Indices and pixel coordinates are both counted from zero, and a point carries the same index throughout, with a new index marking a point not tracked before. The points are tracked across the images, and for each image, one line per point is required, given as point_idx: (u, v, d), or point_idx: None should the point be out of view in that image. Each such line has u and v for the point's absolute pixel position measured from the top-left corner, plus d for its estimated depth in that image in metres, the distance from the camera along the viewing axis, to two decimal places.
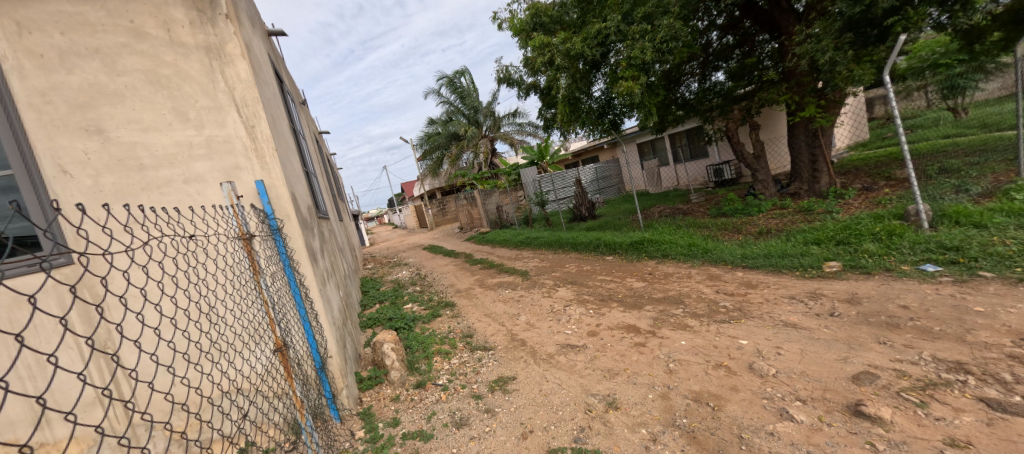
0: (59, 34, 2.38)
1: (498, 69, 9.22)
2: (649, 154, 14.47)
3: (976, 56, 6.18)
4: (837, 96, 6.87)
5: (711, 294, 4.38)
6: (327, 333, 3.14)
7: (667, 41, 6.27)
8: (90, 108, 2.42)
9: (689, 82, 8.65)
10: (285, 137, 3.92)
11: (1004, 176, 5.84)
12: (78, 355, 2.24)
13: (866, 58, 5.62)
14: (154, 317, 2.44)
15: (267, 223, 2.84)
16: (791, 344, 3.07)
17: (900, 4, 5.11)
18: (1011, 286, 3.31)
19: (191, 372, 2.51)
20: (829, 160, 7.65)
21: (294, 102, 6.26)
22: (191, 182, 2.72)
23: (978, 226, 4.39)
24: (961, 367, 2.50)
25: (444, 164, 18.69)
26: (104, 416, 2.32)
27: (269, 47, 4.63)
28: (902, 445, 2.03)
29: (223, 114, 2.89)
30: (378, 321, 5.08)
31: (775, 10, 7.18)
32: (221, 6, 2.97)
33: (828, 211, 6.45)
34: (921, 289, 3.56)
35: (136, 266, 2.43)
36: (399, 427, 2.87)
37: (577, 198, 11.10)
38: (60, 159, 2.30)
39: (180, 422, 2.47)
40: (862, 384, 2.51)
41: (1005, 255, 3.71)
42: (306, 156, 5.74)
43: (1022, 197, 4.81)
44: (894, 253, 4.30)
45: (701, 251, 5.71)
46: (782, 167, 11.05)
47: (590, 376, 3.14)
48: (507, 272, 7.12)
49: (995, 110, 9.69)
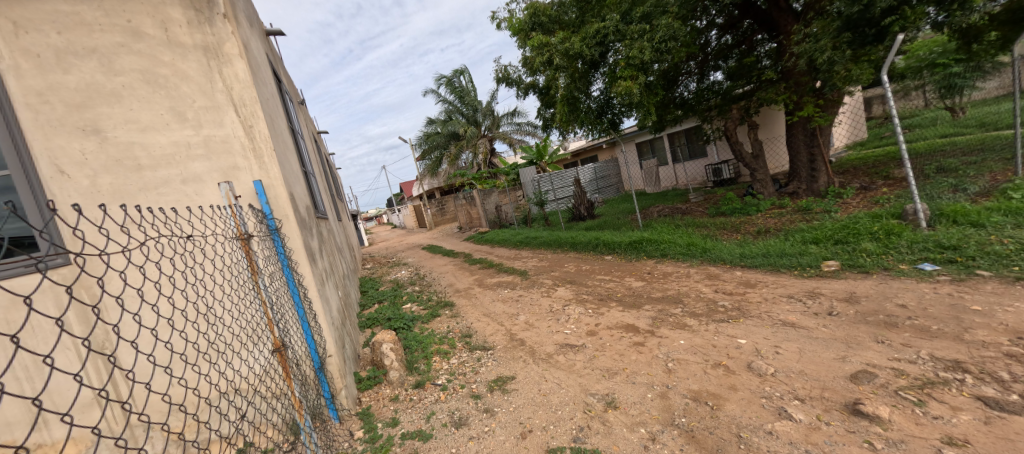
0: (56, 34, 2.37)
1: (497, 68, 9.22)
2: (648, 154, 14.47)
3: (973, 56, 6.19)
4: (835, 96, 6.89)
5: (709, 293, 4.39)
6: (325, 333, 3.14)
7: (666, 41, 6.28)
8: (88, 108, 2.41)
9: (687, 82, 8.61)
10: (284, 137, 3.93)
11: (1001, 175, 5.85)
12: (75, 356, 2.23)
13: (864, 58, 5.62)
14: (151, 318, 2.43)
15: (266, 223, 2.84)
16: (789, 343, 3.08)
17: (898, 3, 5.10)
18: (1008, 285, 3.32)
19: (189, 373, 2.51)
20: (827, 159, 7.67)
21: (292, 102, 6.25)
22: (188, 182, 2.71)
23: (976, 225, 4.41)
24: (958, 366, 2.51)
25: (443, 164, 18.68)
26: (102, 417, 2.31)
27: (266, 47, 4.62)
28: (899, 443, 2.04)
29: (221, 114, 2.89)
30: (376, 321, 5.08)
31: (773, 10, 7.19)
32: (218, 5, 2.98)
33: (827, 211, 6.46)
34: (918, 288, 3.57)
35: (133, 266, 2.42)
36: (397, 427, 2.87)
37: (576, 198, 11.10)
38: (57, 160, 2.29)
39: (178, 423, 2.46)
40: (860, 383, 2.51)
41: (1003, 254, 3.72)
42: (304, 155, 5.73)
43: (1020, 196, 4.83)
44: (892, 252, 4.31)
45: (700, 251, 5.71)
46: (781, 167, 11.06)
47: (589, 376, 3.14)
48: (506, 272, 7.11)
49: (993, 109, 9.73)
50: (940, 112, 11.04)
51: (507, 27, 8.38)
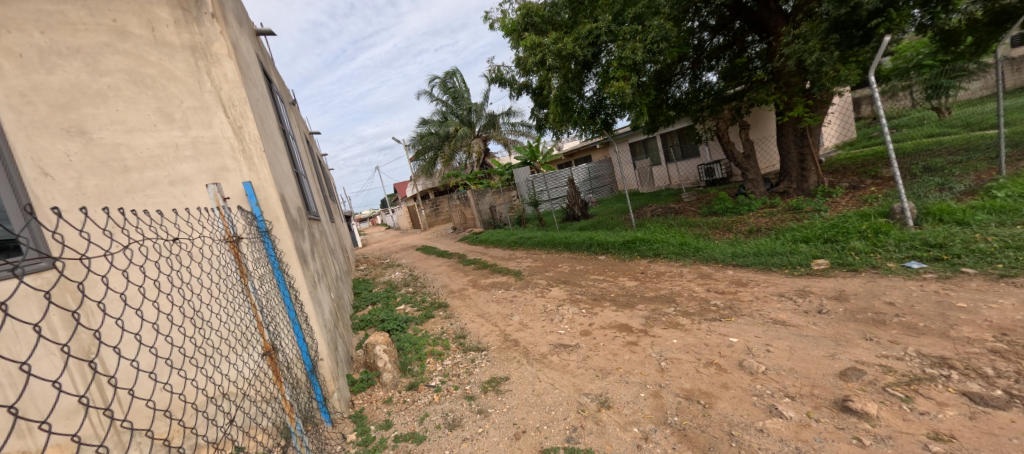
0: (39, 33, 2.32)
1: (490, 69, 9.26)
2: (642, 154, 14.55)
3: (955, 58, 6.40)
4: (824, 96, 6.96)
5: (702, 292, 4.42)
6: (318, 336, 3.11)
7: (658, 41, 6.28)
8: (72, 108, 2.37)
9: (680, 82, 8.69)
10: (274, 138, 3.90)
11: (986, 175, 5.94)
12: (57, 361, 2.19)
13: (852, 59, 5.67)
14: (135, 322, 2.40)
15: (256, 225, 2.80)
16: (780, 341, 3.11)
17: (884, 5, 5.19)
18: (993, 282, 3.38)
19: (175, 378, 2.48)
20: (817, 159, 7.75)
21: (283, 102, 6.19)
22: (177, 184, 2.68)
23: (961, 223, 4.48)
24: (944, 362, 2.54)
25: (437, 164, 19.08)
26: (84, 424, 2.26)
27: (256, 47, 4.59)
28: (887, 439, 2.06)
29: (210, 114, 2.86)
30: (370, 322, 5.06)
31: (763, 11, 7.25)
32: (205, 5, 2.98)
33: (816, 210, 6.51)
34: (906, 286, 3.62)
35: (116, 270, 2.39)
36: (390, 430, 2.85)
37: (570, 198, 11.13)
38: (41, 161, 2.24)
39: (163, 428, 2.43)
40: (849, 380, 2.55)
41: (987, 252, 3.78)
42: (296, 156, 5.70)
43: (1004, 194, 4.90)
44: (880, 250, 4.37)
45: (693, 251, 5.74)
46: (772, 166, 11.17)
47: (582, 376, 3.15)
48: (500, 272, 7.12)
49: (979, 111, 9.86)
50: (926, 112, 11.21)
51: (500, 27, 8.41)
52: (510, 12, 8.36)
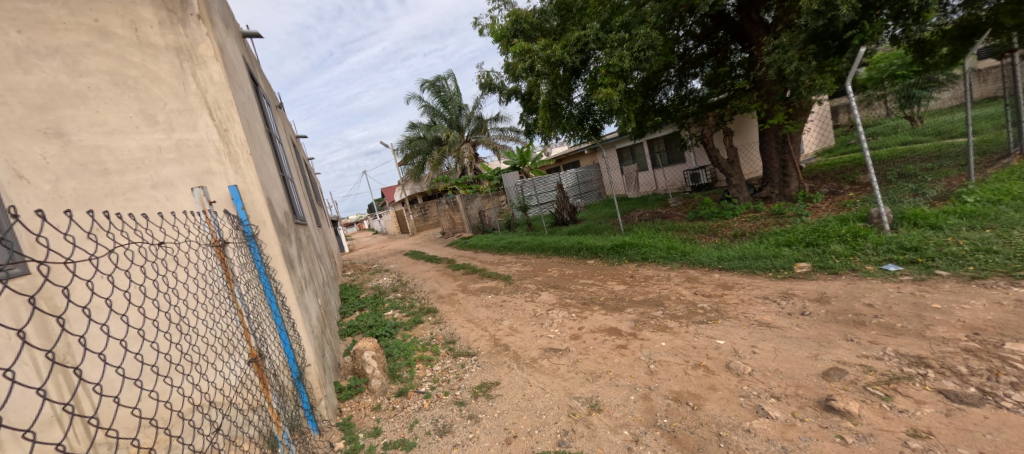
0: (16, 32, 2.26)
1: (480, 74, 9.29)
2: (628, 160, 14.73)
3: (929, 68, 6.68)
4: (804, 104, 7.18)
5: (689, 295, 4.51)
6: (305, 342, 3.07)
7: (644, 50, 6.39)
8: (49, 109, 2.30)
9: (667, 89, 8.87)
10: (261, 141, 3.84)
11: (956, 180, 6.23)
12: (34, 370, 2.12)
13: (828, 68, 5.82)
14: (120, 329, 2.36)
15: (242, 230, 2.77)
16: (765, 343, 3.17)
17: (858, 18, 5.40)
18: (964, 284, 3.52)
19: (161, 386, 2.44)
20: (798, 164, 7.94)
21: (269, 104, 6.12)
22: (159, 187, 2.62)
23: (934, 227, 4.65)
24: (921, 361, 2.63)
25: (425, 169, 18.85)
26: (64, 434, 2.20)
27: (243, 48, 4.53)
28: (869, 437, 2.13)
29: (194, 117, 2.82)
30: (357, 328, 5.01)
31: (746, 22, 7.48)
32: (192, 5, 2.94)
33: (798, 215, 6.73)
34: (884, 288, 3.74)
35: (102, 275, 2.35)
36: (379, 437, 2.82)
37: (559, 203, 11.16)
38: (15, 163, 2.16)
39: (148, 439, 2.37)
40: (832, 379, 2.61)
41: (959, 255, 3.93)
42: (283, 160, 5.63)
43: (972, 200, 5.14)
44: (859, 254, 4.51)
45: (679, 255, 5.85)
46: (754, 172, 11.63)
47: (572, 379, 3.17)
48: (490, 277, 7.10)
49: (950, 119, 10.24)
50: (900, 122, 11.65)
51: (490, 33, 8.46)
52: (500, 18, 8.41)
